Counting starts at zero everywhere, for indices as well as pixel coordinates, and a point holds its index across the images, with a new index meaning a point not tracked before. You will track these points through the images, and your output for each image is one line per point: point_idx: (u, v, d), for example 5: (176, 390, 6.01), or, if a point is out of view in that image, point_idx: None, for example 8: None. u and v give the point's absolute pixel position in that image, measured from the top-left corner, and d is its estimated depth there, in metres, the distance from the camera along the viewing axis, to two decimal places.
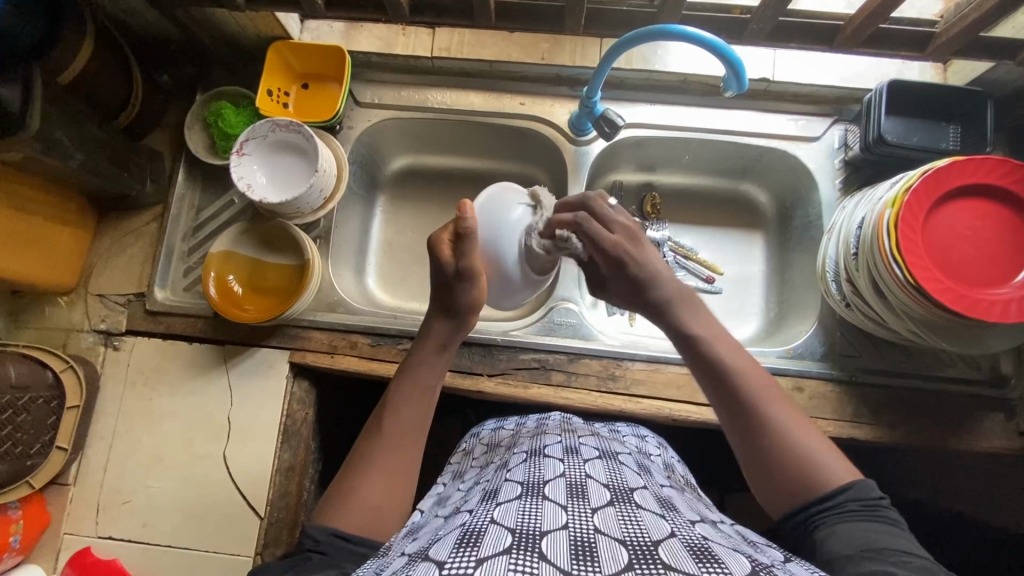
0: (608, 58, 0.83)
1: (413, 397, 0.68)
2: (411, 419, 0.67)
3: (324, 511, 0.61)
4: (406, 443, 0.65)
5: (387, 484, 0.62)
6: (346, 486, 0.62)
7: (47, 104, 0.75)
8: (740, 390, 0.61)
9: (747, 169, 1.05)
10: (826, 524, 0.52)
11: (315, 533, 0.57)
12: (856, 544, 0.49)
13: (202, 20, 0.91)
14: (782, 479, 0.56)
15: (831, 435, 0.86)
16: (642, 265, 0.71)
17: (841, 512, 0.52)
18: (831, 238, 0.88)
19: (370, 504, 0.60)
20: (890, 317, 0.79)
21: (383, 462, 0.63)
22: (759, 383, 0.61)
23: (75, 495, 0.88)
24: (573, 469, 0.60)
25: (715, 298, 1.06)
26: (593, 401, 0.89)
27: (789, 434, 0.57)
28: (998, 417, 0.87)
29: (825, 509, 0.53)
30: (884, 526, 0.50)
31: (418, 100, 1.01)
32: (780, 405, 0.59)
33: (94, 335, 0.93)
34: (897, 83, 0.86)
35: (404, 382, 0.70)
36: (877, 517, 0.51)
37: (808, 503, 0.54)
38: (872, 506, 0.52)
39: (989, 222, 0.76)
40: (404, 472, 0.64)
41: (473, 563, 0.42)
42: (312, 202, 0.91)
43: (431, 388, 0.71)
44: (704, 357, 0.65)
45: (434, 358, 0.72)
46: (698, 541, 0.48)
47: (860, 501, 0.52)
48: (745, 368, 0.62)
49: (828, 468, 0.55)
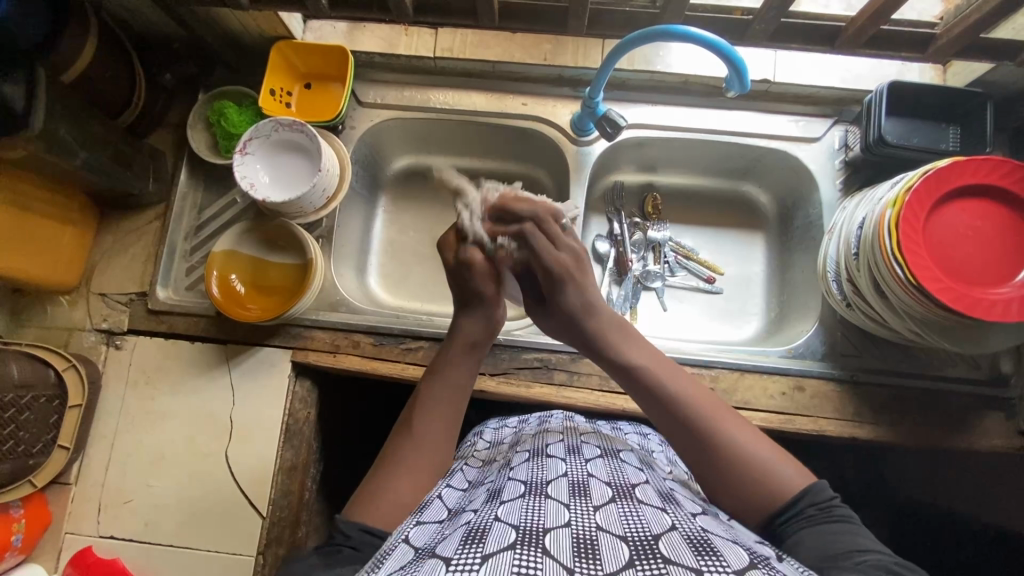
0: (611, 59, 0.83)
1: (443, 398, 0.69)
2: (440, 419, 0.68)
3: (354, 506, 0.61)
4: (435, 443, 0.66)
5: (416, 482, 0.63)
6: (376, 481, 0.63)
7: (50, 102, 0.75)
8: (686, 412, 0.63)
9: (748, 170, 1.06)
10: (791, 533, 0.54)
11: (346, 528, 0.57)
12: (818, 549, 0.51)
13: (205, 19, 0.92)
14: (743, 489, 0.58)
15: (832, 434, 0.87)
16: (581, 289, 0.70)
17: (801, 519, 0.54)
18: (832, 239, 0.88)
19: (400, 502, 0.61)
20: (893, 317, 0.80)
21: (413, 459, 0.64)
22: (701, 404, 0.63)
23: (77, 494, 0.88)
24: (576, 469, 0.60)
25: (716, 298, 1.07)
26: (596, 400, 0.90)
27: (740, 447, 0.59)
28: (998, 416, 0.87)
29: (787, 519, 0.55)
30: (840, 524, 0.53)
31: (420, 100, 1.01)
32: (725, 419, 0.62)
33: (96, 334, 0.93)
34: (898, 84, 0.87)
35: (434, 383, 0.71)
36: (834, 517, 0.54)
37: (774, 514, 0.56)
38: (827, 508, 0.54)
39: (988, 221, 0.77)
40: (433, 471, 0.65)
41: (478, 559, 0.42)
42: (315, 201, 0.91)
43: (463, 388, 0.72)
44: (646, 385, 0.66)
45: (465, 357, 0.72)
46: (699, 534, 0.48)
47: (816, 504, 0.55)
48: (689, 395, 0.64)
49: (783, 473, 0.58)
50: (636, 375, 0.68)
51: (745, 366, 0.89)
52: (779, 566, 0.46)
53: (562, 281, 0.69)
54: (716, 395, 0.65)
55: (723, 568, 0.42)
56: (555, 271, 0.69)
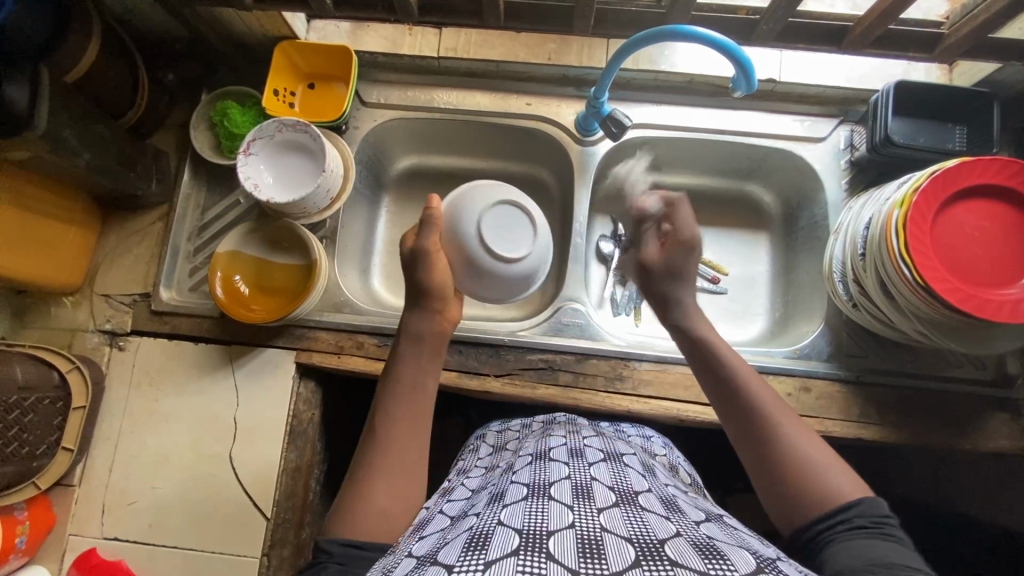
0: (617, 58, 0.83)
1: (399, 396, 0.68)
2: (402, 418, 0.67)
3: (336, 521, 0.61)
4: (403, 440, 0.65)
5: (391, 486, 0.62)
6: (351, 493, 0.62)
7: (55, 103, 0.75)
8: (759, 414, 0.63)
9: (753, 170, 1.05)
10: (835, 539, 0.53)
11: (328, 546, 0.58)
12: (864, 558, 0.50)
13: (208, 18, 0.91)
14: (794, 495, 0.57)
15: (837, 434, 0.87)
16: (677, 272, 0.75)
17: (851, 529, 0.53)
18: (838, 238, 0.88)
19: (376, 508, 0.60)
20: (899, 318, 0.79)
21: (382, 463, 0.63)
22: (776, 409, 0.63)
23: (80, 496, 0.88)
24: (578, 472, 0.59)
25: (720, 298, 1.06)
26: (600, 401, 0.89)
27: (803, 457, 0.59)
28: (1004, 417, 0.87)
29: (835, 524, 0.54)
30: (890, 542, 0.51)
31: (424, 101, 1.01)
32: (789, 423, 0.61)
33: (99, 336, 0.93)
34: (904, 84, 0.86)
35: (389, 384, 0.70)
36: (887, 534, 0.52)
37: (820, 521, 0.55)
38: (879, 523, 0.53)
39: (996, 222, 0.76)
40: (405, 471, 0.64)
41: (481, 565, 0.42)
42: (318, 202, 0.91)
43: (418, 377, 0.70)
44: (716, 372, 0.68)
45: (414, 349, 0.72)
46: (704, 539, 0.48)
47: (869, 517, 0.53)
48: (756, 389, 0.65)
49: (838, 481, 0.57)
50: (715, 365, 0.68)
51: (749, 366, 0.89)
52: (784, 567, 0.46)
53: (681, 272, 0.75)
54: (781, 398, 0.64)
55: (730, 570, 0.42)
56: (677, 265, 0.75)
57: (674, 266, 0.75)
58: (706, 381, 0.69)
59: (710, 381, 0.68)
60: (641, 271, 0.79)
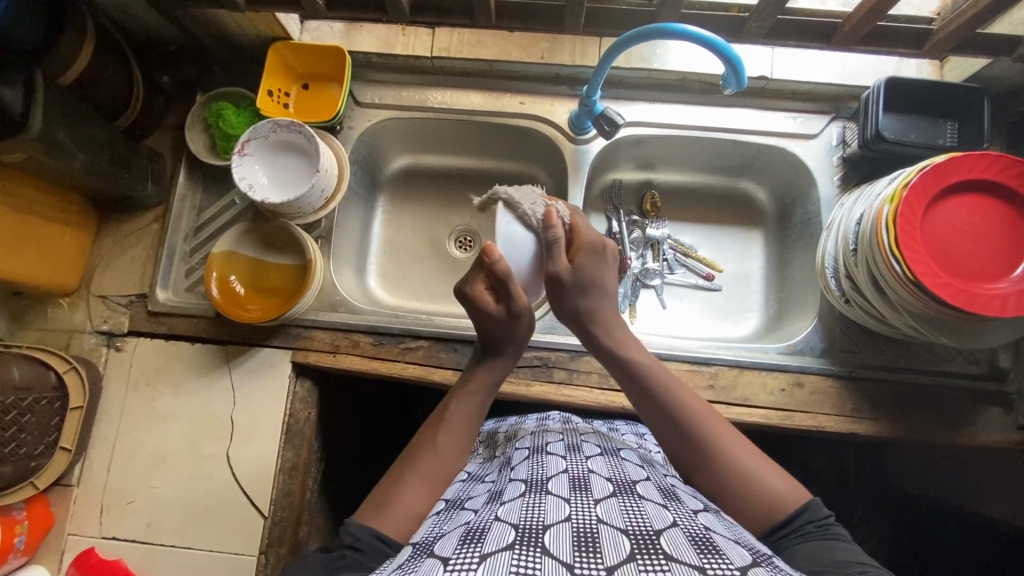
0: (607, 57, 0.83)
1: (462, 417, 0.71)
2: (460, 437, 0.69)
3: (365, 510, 0.62)
4: (449, 459, 0.67)
5: (427, 492, 0.64)
6: (389, 487, 0.64)
7: (49, 106, 0.75)
8: (682, 417, 0.66)
9: (746, 167, 1.06)
10: (786, 546, 0.55)
11: (355, 531, 0.59)
12: (814, 556, 0.52)
13: (201, 20, 0.91)
14: (744, 507, 0.59)
15: (830, 429, 0.87)
16: (591, 277, 0.75)
17: (799, 534, 0.55)
18: (830, 235, 0.88)
19: (412, 512, 0.62)
20: (890, 312, 0.80)
21: (427, 468, 0.65)
22: (699, 410, 0.66)
23: (79, 496, 0.88)
24: (576, 465, 0.60)
25: (715, 295, 1.07)
26: (595, 397, 0.90)
27: (747, 470, 0.60)
28: (997, 411, 0.88)
29: (786, 533, 0.56)
30: (835, 540, 0.54)
31: (418, 100, 1.01)
32: (730, 439, 0.63)
33: (96, 336, 0.94)
34: (896, 80, 0.87)
35: (458, 403, 0.72)
36: (831, 534, 0.55)
37: (772, 529, 0.57)
38: (824, 526, 0.56)
39: (986, 217, 0.77)
40: (442, 484, 0.66)
41: (476, 558, 0.43)
42: (313, 202, 0.91)
43: (480, 409, 0.73)
44: (652, 395, 0.69)
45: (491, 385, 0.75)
46: (700, 530, 0.48)
47: (814, 521, 0.56)
48: (692, 409, 0.66)
49: (783, 491, 0.59)
50: (651, 388, 0.70)
51: (743, 362, 0.90)
52: (780, 563, 0.46)
53: (590, 284, 0.75)
54: (720, 415, 0.66)
55: (726, 565, 0.42)
56: (587, 278, 0.75)
57: (584, 278, 0.74)
58: (643, 404, 0.70)
59: (633, 392, 0.71)
60: (550, 283, 0.75)
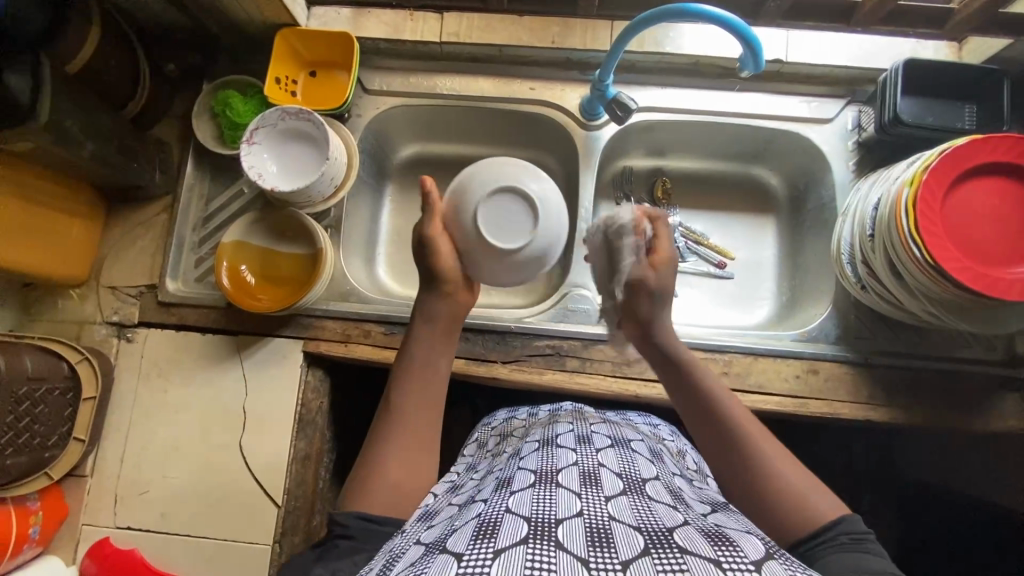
0: (621, 40, 0.82)
1: (416, 375, 0.69)
2: (418, 396, 0.67)
3: (348, 493, 0.62)
4: (418, 425, 0.66)
5: (404, 462, 0.63)
6: (366, 468, 0.63)
7: (56, 94, 0.74)
8: (716, 410, 0.65)
9: (759, 152, 1.04)
10: (820, 553, 0.53)
11: (342, 518, 0.59)
12: (846, 565, 0.50)
13: (208, 6, 0.90)
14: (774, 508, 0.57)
15: (846, 417, 0.87)
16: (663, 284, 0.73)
17: (833, 545, 0.53)
18: (846, 220, 0.87)
19: (390, 485, 0.61)
20: (908, 299, 0.79)
21: (398, 442, 0.64)
22: (732, 407, 0.65)
23: (93, 486, 0.89)
24: (585, 458, 0.59)
25: (728, 283, 1.06)
26: (608, 385, 0.89)
27: (785, 477, 0.58)
28: (1014, 397, 0.87)
29: (820, 541, 0.54)
30: (874, 556, 0.51)
31: (427, 86, 1.00)
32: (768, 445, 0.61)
33: (107, 327, 0.93)
34: (914, 63, 0.85)
35: (406, 367, 0.69)
36: (868, 549, 0.52)
37: (802, 539, 0.55)
38: (863, 540, 0.53)
39: (1007, 200, 0.75)
40: (418, 449, 0.65)
41: (491, 553, 0.42)
42: (323, 190, 0.90)
43: (435, 364, 0.70)
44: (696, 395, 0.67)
45: (434, 331, 0.71)
46: (713, 526, 0.48)
47: (851, 534, 0.53)
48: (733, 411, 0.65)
49: (813, 500, 0.57)
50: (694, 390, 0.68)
51: (758, 349, 0.89)
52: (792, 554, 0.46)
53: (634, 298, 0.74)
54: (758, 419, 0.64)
55: (741, 557, 0.42)
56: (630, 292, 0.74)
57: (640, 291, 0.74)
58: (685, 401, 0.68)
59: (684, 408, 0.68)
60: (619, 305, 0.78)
